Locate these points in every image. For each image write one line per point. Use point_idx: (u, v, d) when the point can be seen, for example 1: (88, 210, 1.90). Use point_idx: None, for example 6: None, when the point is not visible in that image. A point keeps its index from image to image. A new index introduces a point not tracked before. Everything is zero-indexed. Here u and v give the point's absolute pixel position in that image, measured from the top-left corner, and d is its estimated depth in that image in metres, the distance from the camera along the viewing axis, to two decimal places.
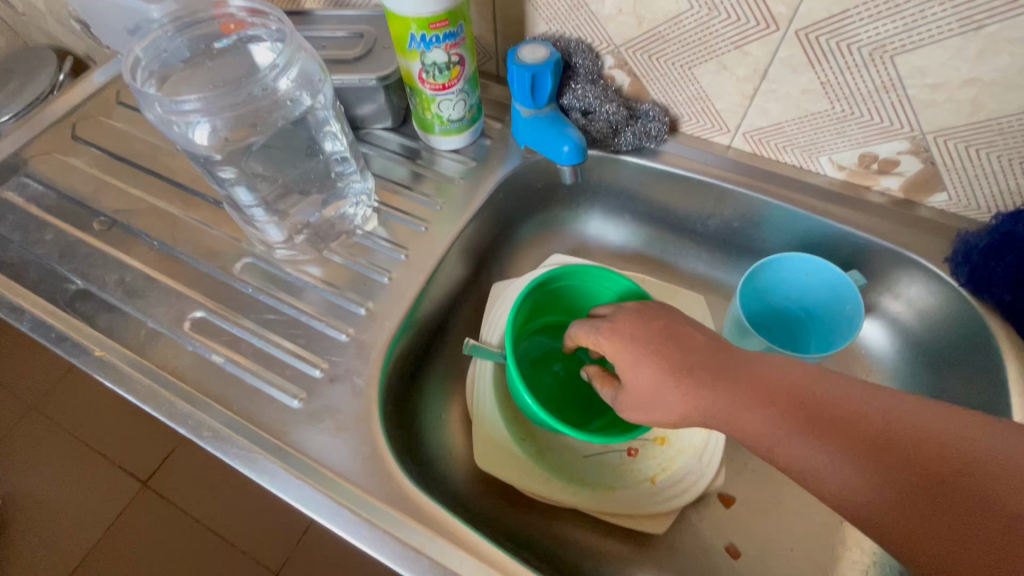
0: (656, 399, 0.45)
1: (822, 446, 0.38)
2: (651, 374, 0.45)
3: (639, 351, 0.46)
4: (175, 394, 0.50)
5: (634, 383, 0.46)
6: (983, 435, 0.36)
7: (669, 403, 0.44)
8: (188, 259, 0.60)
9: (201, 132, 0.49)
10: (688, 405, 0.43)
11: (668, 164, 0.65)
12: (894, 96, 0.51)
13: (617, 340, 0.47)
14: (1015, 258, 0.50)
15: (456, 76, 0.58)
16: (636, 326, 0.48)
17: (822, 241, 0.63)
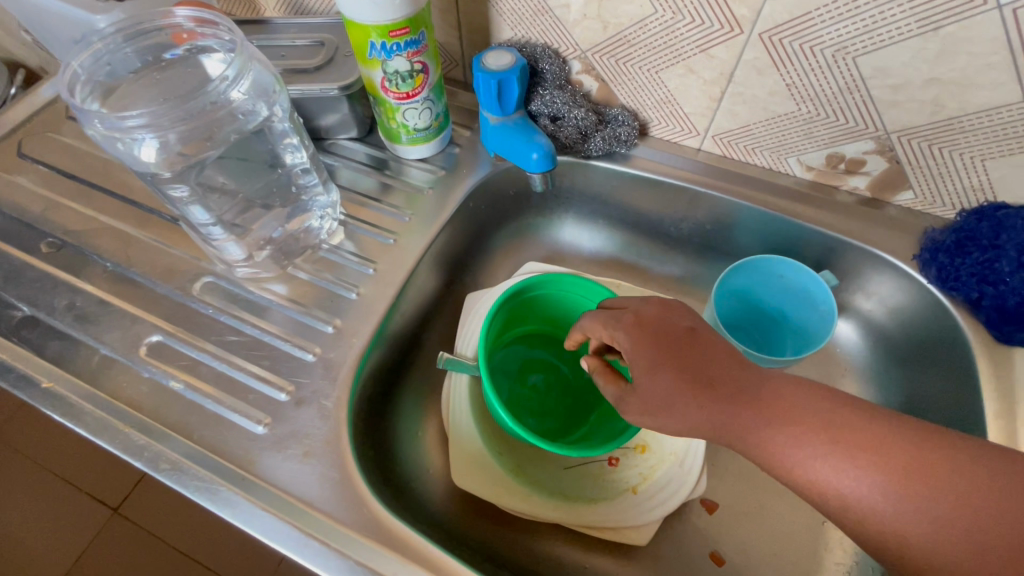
0: (660, 408, 0.43)
1: (848, 472, 0.37)
2: (654, 383, 0.43)
3: (659, 352, 0.44)
4: (131, 425, 0.48)
5: (647, 386, 0.44)
6: (1007, 472, 0.35)
7: (681, 413, 0.42)
8: (144, 280, 0.57)
9: (148, 149, 0.47)
10: (701, 420, 0.42)
11: (639, 168, 0.65)
12: (858, 97, 0.51)
13: (639, 337, 0.46)
14: (980, 253, 0.51)
15: (420, 84, 0.56)
16: (659, 324, 0.46)
17: (794, 241, 0.63)
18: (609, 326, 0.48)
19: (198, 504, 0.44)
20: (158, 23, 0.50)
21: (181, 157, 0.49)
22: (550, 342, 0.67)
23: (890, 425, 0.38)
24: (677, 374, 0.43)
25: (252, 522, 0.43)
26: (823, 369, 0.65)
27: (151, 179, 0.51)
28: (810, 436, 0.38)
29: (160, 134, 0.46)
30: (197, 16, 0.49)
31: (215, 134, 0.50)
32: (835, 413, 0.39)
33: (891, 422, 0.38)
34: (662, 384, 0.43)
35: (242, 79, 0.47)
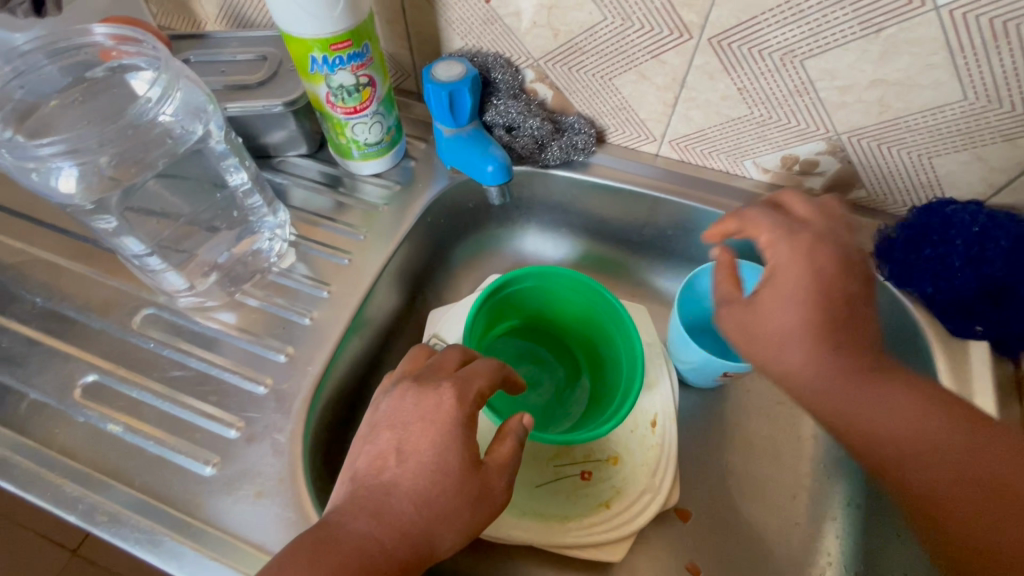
0: (769, 344, 0.39)
1: (956, 487, 0.36)
2: (780, 313, 0.39)
3: (817, 279, 0.39)
4: (66, 475, 0.44)
5: (773, 314, 0.39)
6: None
7: (788, 356, 0.38)
8: (78, 316, 0.53)
9: (67, 179, 0.43)
10: (805, 371, 0.38)
11: (598, 176, 0.64)
12: (807, 99, 0.52)
13: (806, 258, 0.40)
14: (932, 250, 0.52)
15: (368, 98, 0.54)
16: (835, 258, 0.40)
17: (754, 243, 0.63)
18: (777, 233, 0.43)
19: (140, 557, 0.41)
20: (77, 43, 0.47)
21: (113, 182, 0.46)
22: (535, 332, 0.66)
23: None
24: (812, 313, 0.38)
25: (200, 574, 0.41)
26: None
27: (73, 209, 0.47)
28: (912, 428, 0.37)
29: (80, 161, 0.43)
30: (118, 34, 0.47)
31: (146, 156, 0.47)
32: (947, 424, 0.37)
33: None
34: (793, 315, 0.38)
35: (171, 97, 0.45)
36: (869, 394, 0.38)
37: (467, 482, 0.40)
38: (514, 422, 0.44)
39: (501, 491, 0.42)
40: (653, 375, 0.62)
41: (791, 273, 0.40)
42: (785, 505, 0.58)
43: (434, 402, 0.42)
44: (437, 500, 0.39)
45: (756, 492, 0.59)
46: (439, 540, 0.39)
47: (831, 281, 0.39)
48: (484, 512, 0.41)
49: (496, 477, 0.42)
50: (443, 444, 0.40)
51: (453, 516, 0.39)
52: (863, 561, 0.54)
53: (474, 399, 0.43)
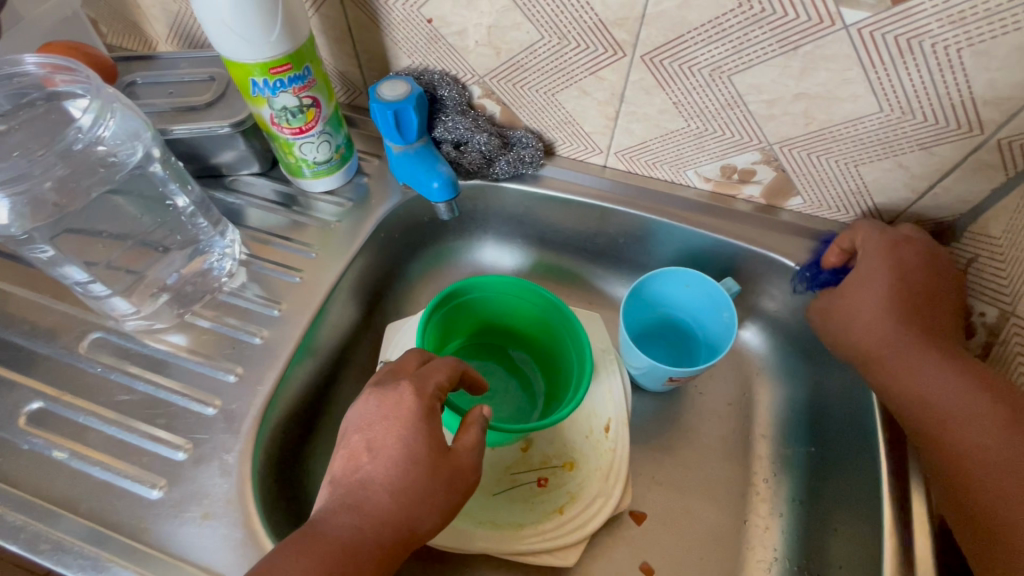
0: (854, 308, 0.53)
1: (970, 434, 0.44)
2: (858, 289, 0.53)
3: (876, 264, 0.53)
4: (9, 505, 0.44)
5: (845, 289, 0.55)
6: None
7: (862, 319, 0.52)
8: (24, 342, 0.53)
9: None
10: (878, 333, 0.51)
11: (547, 188, 0.66)
12: (738, 112, 0.54)
13: (872, 247, 0.54)
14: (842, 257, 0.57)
15: (313, 118, 0.55)
16: (889, 252, 0.53)
17: (701, 249, 0.65)
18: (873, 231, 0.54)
19: None
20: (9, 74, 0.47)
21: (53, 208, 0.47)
22: (492, 337, 0.68)
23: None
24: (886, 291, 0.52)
25: None
26: (738, 370, 0.67)
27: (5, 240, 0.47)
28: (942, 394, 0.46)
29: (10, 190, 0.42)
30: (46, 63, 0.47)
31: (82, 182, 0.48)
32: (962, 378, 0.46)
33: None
34: (857, 290, 0.54)
35: (104, 123, 0.46)
36: (911, 360, 0.49)
37: (438, 470, 0.42)
38: (475, 412, 0.45)
39: (470, 472, 0.43)
40: (605, 380, 0.64)
41: (870, 263, 0.53)
42: (735, 503, 0.60)
43: (395, 398, 0.44)
44: (412, 487, 0.41)
45: (709, 493, 0.61)
46: (421, 523, 0.41)
47: (909, 268, 0.52)
48: (455, 496, 0.42)
49: (466, 459, 0.43)
50: (407, 435, 0.42)
51: (430, 499, 0.41)
52: (808, 555, 0.56)
53: (433, 391, 0.45)
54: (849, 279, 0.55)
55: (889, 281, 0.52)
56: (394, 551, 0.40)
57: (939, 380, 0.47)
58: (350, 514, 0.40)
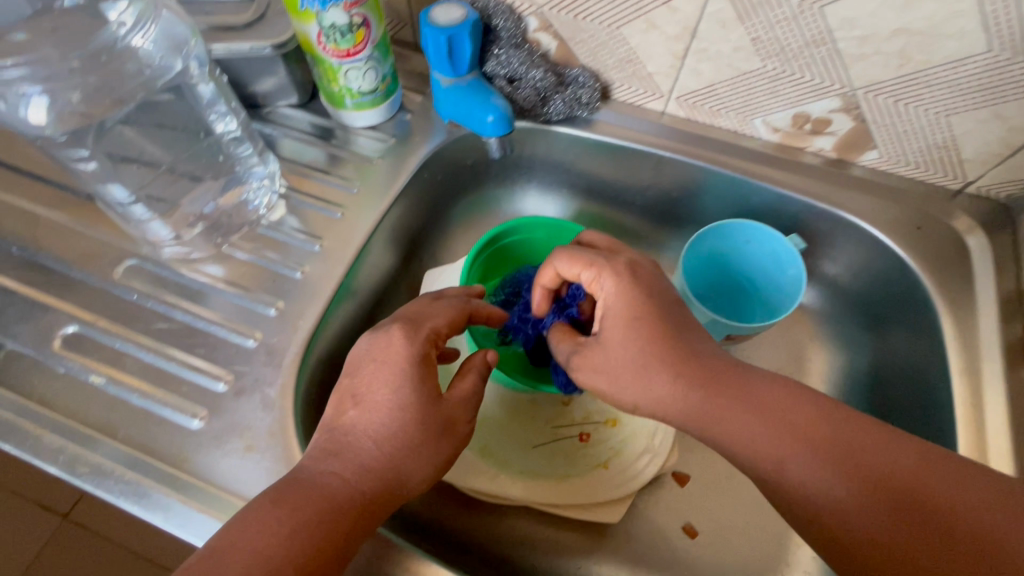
0: (631, 378, 0.43)
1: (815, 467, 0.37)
2: (625, 348, 0.43)
3: (630, 309, 0.44)
4: (45, 427, 0.43)
5: (613, 346, 0.44)
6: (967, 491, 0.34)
7: (654, 385, 0.42)
8: (57, 266, 0.51)
9: (37, 108, 0.41)
10: (675, 390, 0.41)
11: (601, 133, 0.62)
12: (825, 50, 0.49)
13: (612, 288, 0.46)
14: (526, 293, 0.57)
15: (361, 40, 0.51)
16: (629, 290, 0.45)
17: (761, 206, 0.62)
18: (595, 269, 0.47)
19: (125, 509, 0.40)
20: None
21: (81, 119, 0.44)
22: None
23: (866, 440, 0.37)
24: (648, 341, 0.43)
25: (188, 528, 0.39)
26: (791, 334, 0.64)
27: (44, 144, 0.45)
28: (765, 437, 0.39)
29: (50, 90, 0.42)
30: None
31: (120, 93, 0.45)
32: (781, 443, 0.38)
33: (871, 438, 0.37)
34: (630, 351, 0.43)
35: (144, 27, 0.44)
36: (714, 410, 0.40)
37: (429, 419, 0.40)
38: (481, 357, 0.45)
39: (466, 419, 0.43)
40: None
41: (626, 303, 0.45)
42: None
43: (394, 346, 0.41)
44: (401, 436, 0.39)
45: None
46: (410, 472, 0.39)
47: (654, 310, 0.44)
48: (453, 439, 0.42)
49: (458, 404, 0.42)
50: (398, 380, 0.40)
51: (416, 450, 0.39)
52: None
53: (432, 338, 0.43)
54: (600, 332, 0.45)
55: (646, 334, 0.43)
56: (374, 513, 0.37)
57: (762, 445, 0.39)
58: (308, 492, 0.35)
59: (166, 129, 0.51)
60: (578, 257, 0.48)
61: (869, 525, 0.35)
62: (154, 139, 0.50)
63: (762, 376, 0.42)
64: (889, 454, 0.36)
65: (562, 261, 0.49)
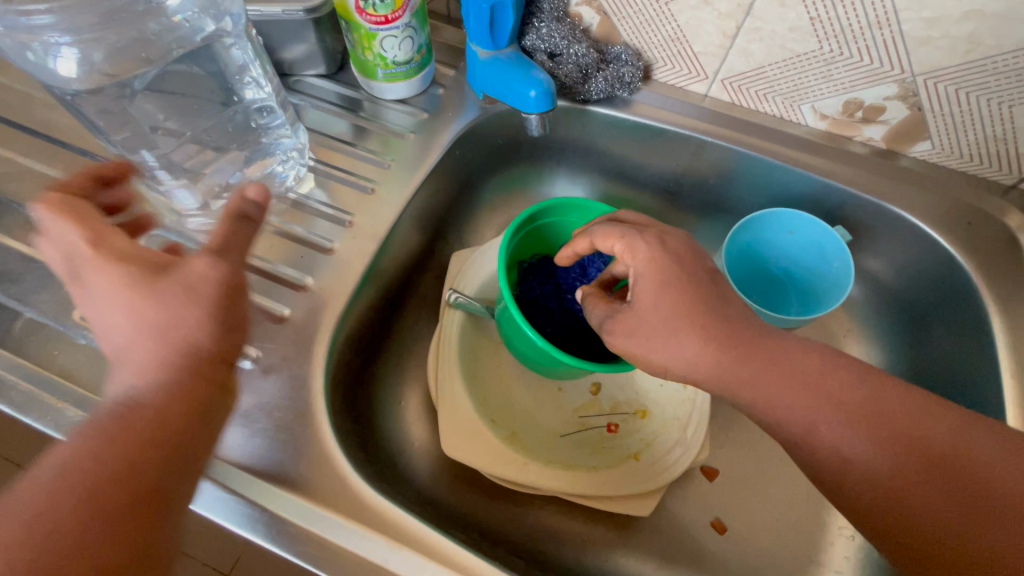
0: (659, 338, 0.39)
1: (842, 428, 0.36)
2: (653, 309, 0.39)
3: (666, 274, 0.40)
4: (65, 399, 0.41)
5: (645, 309, 0.40)
6: (988, 448, 0.34)
7: (681, 348, 0.39)
8: None
9: (67, 63, 0.39)
10: (703, 352, 0.38)
11: (639, 115, 0.59)
12: (887, 33, 0.47)
13: (649, 253, 0.41)
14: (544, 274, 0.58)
15: (401, 5, 0.48)
16: (663, 257, 0.41)
17: (802, 197, 0.60)
18: (628, 238, 0.43)
19: None
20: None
21: (108, 78, 0.42)
22: None
23: (890, 399, 0.36)
24: (684, 303, 0.39)
25: (217, 508, 0.38)
26: (825, 329, 0.63)
27: (69, 100, 0.43)
28: (790, 398, 0.37)
29: (81, 43, 0.39)
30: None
31: (153, 48, 0.43)
32: (812, 403, 0.37)
33: (893, 399, 0.36)
34: (663, 314, 0.39)
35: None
36: (746, 372, 0.38)
37: (163, 292, 0.31)
38: (243, 198, 0.36)
39: (212, 264, 0.32)
40: None
41: (653, 268, 0.41)
42: None
43: (88, 273, 0.32)
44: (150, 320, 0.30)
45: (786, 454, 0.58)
46: (193, 346, 0.31)
47: (687, 277, 0.40)
48: (218, 289, 0.32)
49: (194, 266, 0.32)
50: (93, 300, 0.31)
51: (179, 319, 0.30)
52: None
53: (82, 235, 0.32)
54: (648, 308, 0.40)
55: (684, 300, 0.39)
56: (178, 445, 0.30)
57: (789, 405, 0.37)
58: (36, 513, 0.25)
59: (186, 97, 0.47)
60: (611, 228, 0.44)
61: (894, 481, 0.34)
62: (179, 104, 0.47)
63: (785, 340, 0.39)
64: (913, 415, 0.36)
65: (598, 231, 0.45)
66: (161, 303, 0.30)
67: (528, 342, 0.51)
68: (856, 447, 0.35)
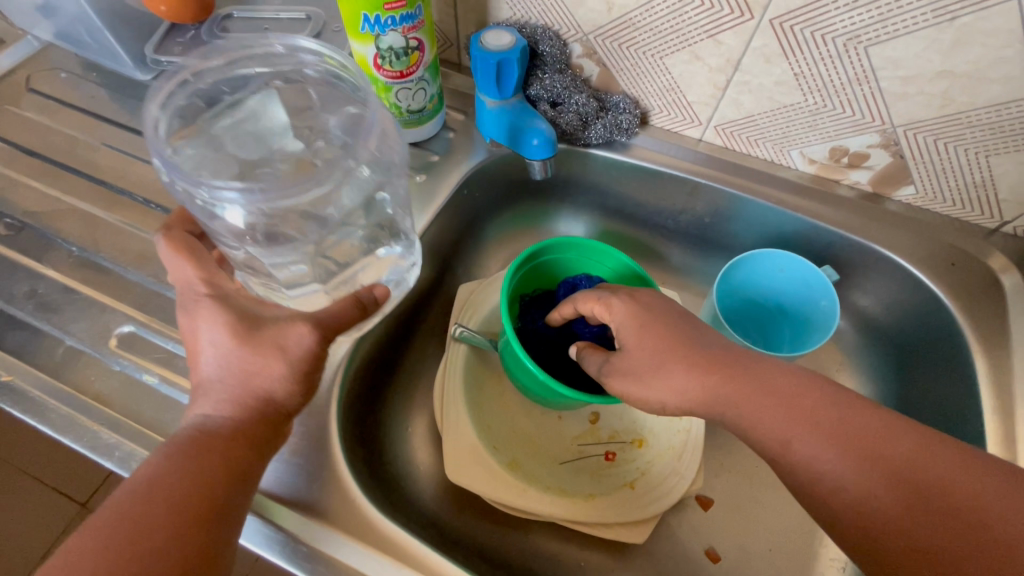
0: (650, 371, 0.43)
1: (827, 448, 0.38)
2: (638, 349, 0.44)
3: (653, 321, 0.44)
4: (101, 423, 0.46)
5: (631, 351, 0.44)
6: (968, 470, 0.36)
7: (672, 376, 0.42)
8: (114, 267, 0.54)
9: (236, 213, 0.38)
10: (694, 380, 0.41)
11: (638, 158, 0.63)
12: (867, 88, 0.50)
13: (632, 305, 0.46)
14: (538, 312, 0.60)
15: (416, 62, 0.53)
16: (648, 309, 0.45)
17: (793, 236, 0.63)
18: (604, 300, 0.47)
19: None
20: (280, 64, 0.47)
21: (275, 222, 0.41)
22: None
23: (872, 421, 0.38)
24: (662, 342, 0.43)
25: None
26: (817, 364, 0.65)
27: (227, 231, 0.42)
28: (778, 417, 0.39)
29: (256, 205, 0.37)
30: (324, 61, 0.45)
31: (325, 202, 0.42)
32: (792, 424, 0.39)
33: (874, 421, 0.38)
34: (649, 350, 0.43)
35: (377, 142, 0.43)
36: (740, 400, 0.40)
37: (258, 348, 0.39)
38: (365, 291, 0.47)
39: (307, 335, 0.40)
40: None
41: (636, 319, 0.45)
42: None
43: (200, 313, 0.40)
44: (239, 369, 0.39)
45: (779, 485, 0.59)
46: (267, 394, 0.39)
47: (671, 325, 0.44)
48: (303, 358, 0.40)
49: (290, 330, 0.40)
50: (202, 334, 0.40)
51: (270, 376, 0.39)
52: None
53: (198, 283, 0.42)
54: (643, 362, 0.43)
55: (675, 343, 0.43)
56: (241, 468, 0.38)
57: (775, 425, 0.39)
58: (129, 521, 0.33)
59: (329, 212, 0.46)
60: (589, 292, 0.48)
61: (878, 500, 0.36)
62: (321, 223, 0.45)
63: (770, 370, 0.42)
64: (893, 437, 0.37)
65: (579, 295, 0.49)
66: (255, 358, 0.39)
67: (529, 373, 0.54)
68: (840, 466, 0.37)
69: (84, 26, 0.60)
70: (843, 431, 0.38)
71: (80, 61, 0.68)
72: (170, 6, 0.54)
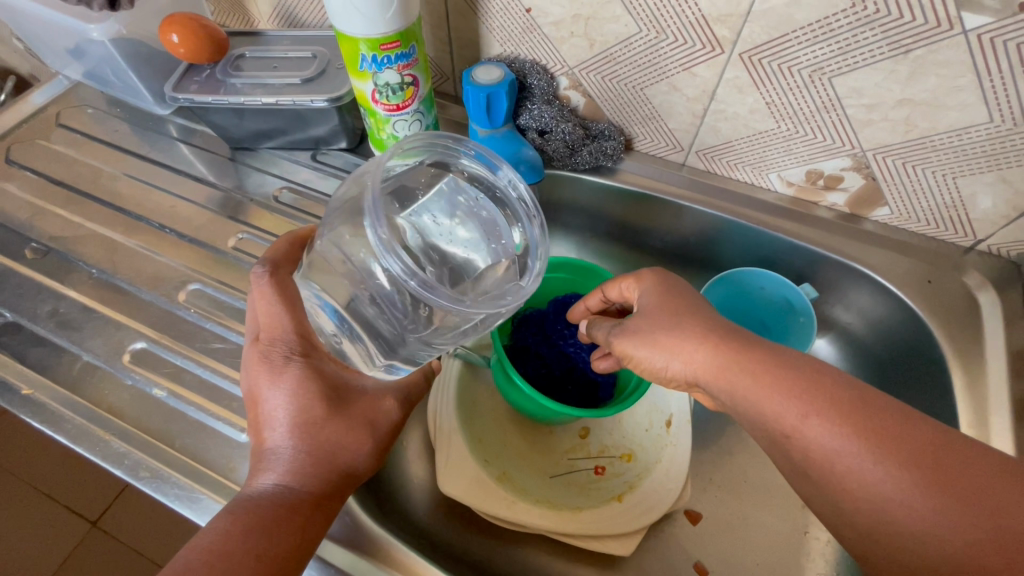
0: (669, 340, 0.42)
1: (842, 435, 0.35)
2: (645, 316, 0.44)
3: (684, 294, 0.46)
4: (112, 433, 0.49)
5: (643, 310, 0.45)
6: (984, 463, 0.34)
7: (688, 342, 0.41)
8: (130, 288, 0.58)
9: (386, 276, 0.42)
10: (709, 343, 0.40)
11: (624, 182, 0.66)
12: (835, 115, 0.53)
13: (654, 280, 0.47)
14: (535, 331, 0.63)
15: (410, 96, 0.57)
16: (668, 284, 0.47)
17: (775, 256, 0.65)
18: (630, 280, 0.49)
19: (178, 511, 0.46)
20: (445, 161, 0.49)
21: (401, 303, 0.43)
22: None
23: (888, 411, 0.36)
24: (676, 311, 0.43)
25: None
26: None
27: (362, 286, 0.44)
28: (792, 399, 0.37)
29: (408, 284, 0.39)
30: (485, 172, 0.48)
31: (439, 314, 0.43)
32: (800, 401, 0.36)
33: (891, 410, 0.36)
34: (662, 316, 0.43)
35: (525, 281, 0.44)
36: (750, 379, 0.38)
37: (350, 421, 0.45)
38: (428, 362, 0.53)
39: (393, 407, 0.48)
40: None
41: (656, 298, 0.46)
42: (793, 511, 0.60)
43: (288, 374, 0.44)
44: (322, 436, 0.44)
45: (767, 500, 0.60)
46: (345, 463, 0.44)
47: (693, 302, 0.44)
48: (387, 430, 0.47)
49: (382, 407, 0.48)
50: (282, 402, 0.43)
51: (352, 446, 0.45)
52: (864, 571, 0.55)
53: (291, 340, 0.45)
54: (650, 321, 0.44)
55: (696, 318, 0.42)
56: (301, 536, 0.40)
57: (783, 406, 0.37)
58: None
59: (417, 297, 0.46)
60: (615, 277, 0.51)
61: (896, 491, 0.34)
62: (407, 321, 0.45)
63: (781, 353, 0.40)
64: (912, 427, 0.35)
65: (607, 283, 0.52)
66: (347, 429, 0.45)
67: (522, 394, 0.57)
68: (853, 453, 0.35)
69: (109, 66, 0.66)
70: (860, 418, 0.35)
71: (106, 98, 0.74)
72: (188, 48, 0.59)
